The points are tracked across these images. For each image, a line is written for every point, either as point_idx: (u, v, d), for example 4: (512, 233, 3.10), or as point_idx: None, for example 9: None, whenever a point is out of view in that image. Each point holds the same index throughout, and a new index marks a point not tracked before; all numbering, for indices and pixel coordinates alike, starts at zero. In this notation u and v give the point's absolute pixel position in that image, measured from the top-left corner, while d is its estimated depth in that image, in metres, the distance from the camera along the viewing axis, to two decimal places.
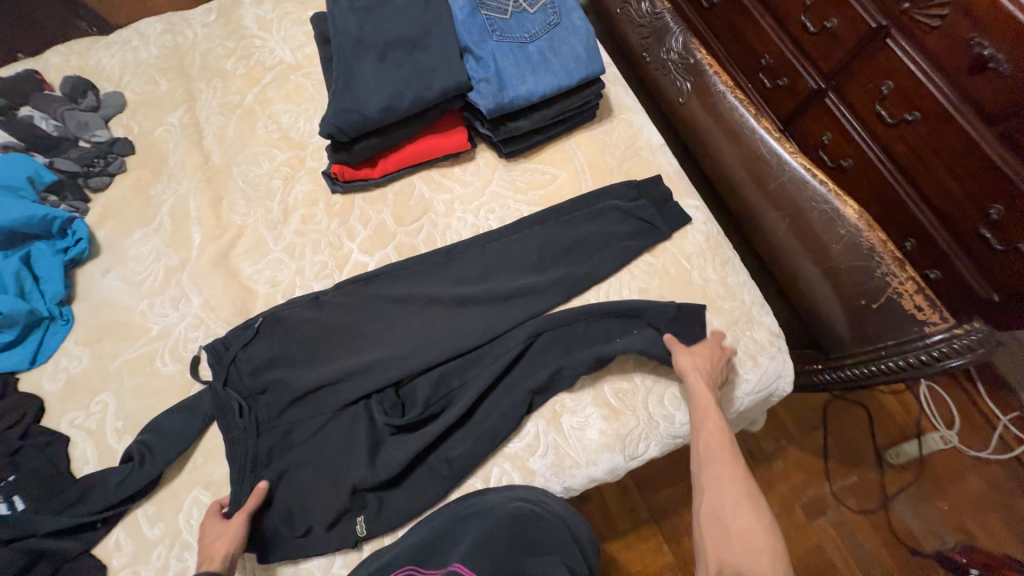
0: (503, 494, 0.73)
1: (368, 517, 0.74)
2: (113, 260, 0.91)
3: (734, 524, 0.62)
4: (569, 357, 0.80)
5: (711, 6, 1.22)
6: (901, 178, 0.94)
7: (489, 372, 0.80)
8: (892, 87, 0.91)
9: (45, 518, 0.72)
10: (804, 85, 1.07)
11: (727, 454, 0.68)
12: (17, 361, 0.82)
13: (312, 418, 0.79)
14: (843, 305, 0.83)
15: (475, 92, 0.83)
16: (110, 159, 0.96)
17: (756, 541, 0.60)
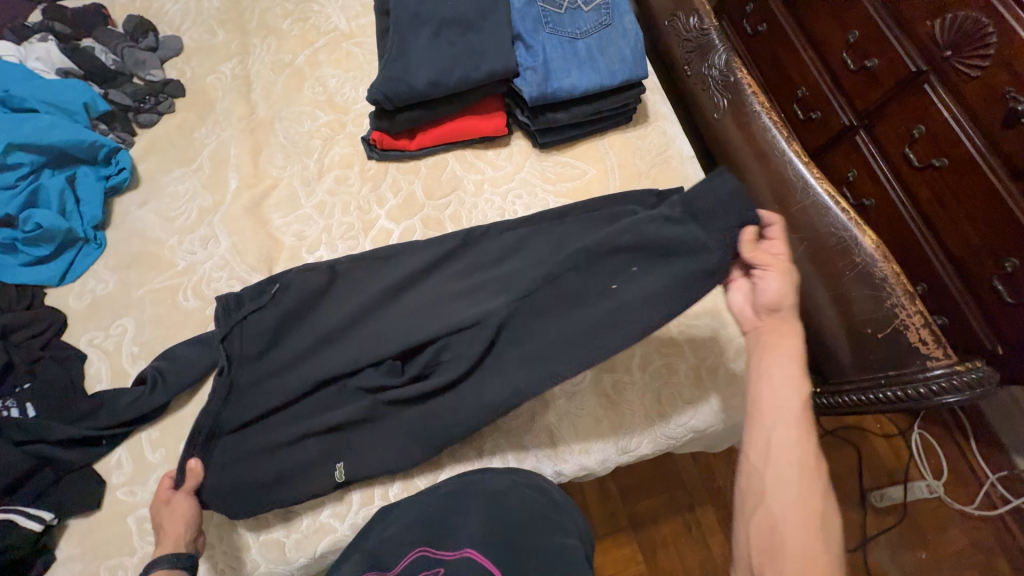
0: (508, 479, 0.72)
1: (347, 466, 0.76)
2: (150, 194, 0.94)
3: (792, 541, 0.53)
4: (580, 342, 0.72)
5: (756, 34, 1.25)
6: (921, 222, 0.96)
7: (489, 347, 0.76)
8: (924, 131, 0.92)
9: (56, 427, 0.75)
10: (836, 121, 1.09)
11: (802, 456, 0.58)
12: (49, 276, 0.86)
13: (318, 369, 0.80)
14: (849, 332, 0.84)
15: (520, 79, 0.86)
16: (161, 98, 1.00)
17: (817, 564, 0.52)
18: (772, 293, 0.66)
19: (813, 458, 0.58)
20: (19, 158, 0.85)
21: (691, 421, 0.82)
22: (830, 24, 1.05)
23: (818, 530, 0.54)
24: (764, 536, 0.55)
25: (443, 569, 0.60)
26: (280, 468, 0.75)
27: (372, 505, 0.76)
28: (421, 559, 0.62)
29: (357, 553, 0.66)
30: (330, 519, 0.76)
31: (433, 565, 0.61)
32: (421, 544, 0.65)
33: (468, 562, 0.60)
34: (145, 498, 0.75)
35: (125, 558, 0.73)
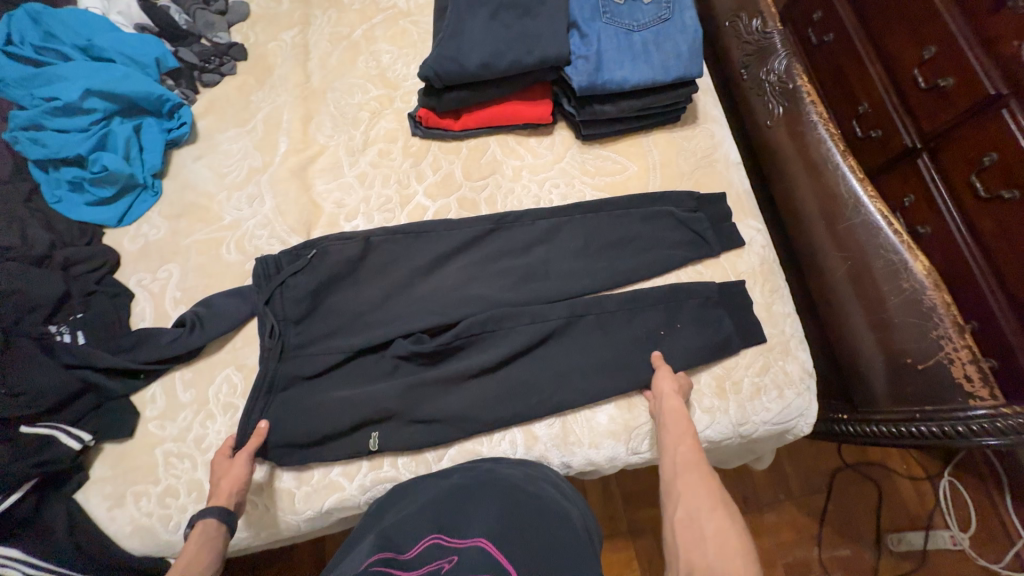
0: (517, 467, 0.74)
1: (381, 434, 0.78)
2: (205, 149, 0.98)
3: (708, 529, 0.58)
4: (628, 367, 0.81)
5: (822, 43, 1.19)
6: (980, 256, 0.90)
7: (529, 344, 0.82)
8: (996, 159, 0.86)
9: (102, 355, 0.80)
10: (898, 142, 1.03)
11: (700, 467, 0.65)
12: (108, 217, 0.91)
13: (345, 333, 0.83)
14: (886, 359, 0.81)
15: (571, 67, 0.85)
16: (225, 60, 1.04)
17: (728, 543, 0.55)
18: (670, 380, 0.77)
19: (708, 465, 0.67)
20: (93, 104, 0.89)
21: (706, 431, 0.79)
22: (904, 38, 1.00)
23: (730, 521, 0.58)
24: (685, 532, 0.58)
25: (457, 557, 0.56)
26: (296, 423, 0.77)
27: (380, 471, 0.78)
28: (433, 547, 0.58)
29: (372, 531, 0.66)
30: (340, 477, 0.78)
31: (445, 554, 0.57)
32: (433, 531, 0.61)
33: (481, 552, 0.56)
34: (172, 433, 0.80)
35: (150, 486, 0.78)
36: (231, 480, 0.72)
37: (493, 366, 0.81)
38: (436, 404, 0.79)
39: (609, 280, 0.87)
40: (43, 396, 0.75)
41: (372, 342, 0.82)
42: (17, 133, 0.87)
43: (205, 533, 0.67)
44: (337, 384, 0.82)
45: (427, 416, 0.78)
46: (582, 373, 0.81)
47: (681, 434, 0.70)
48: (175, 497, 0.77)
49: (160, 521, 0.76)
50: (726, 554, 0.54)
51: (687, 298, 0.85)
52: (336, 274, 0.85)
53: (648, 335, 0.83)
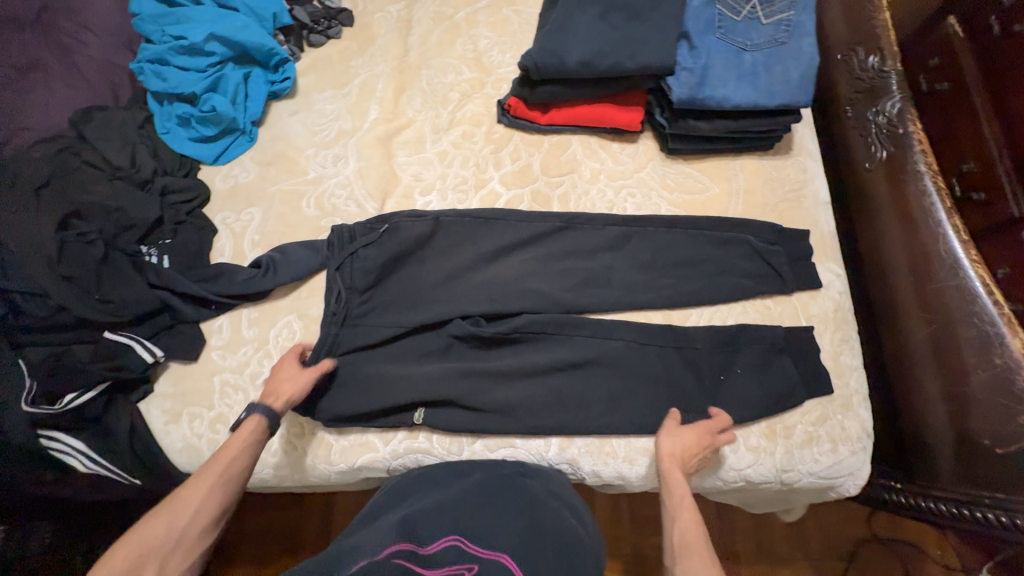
0: (547, 488, 0.72)
1: (425, 406, 0.80)
2: (302, 106, 1.03)
3: None
4: (681, 403, 0.80)
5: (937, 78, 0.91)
6: None
7: (581, 359, 0.82)
8: None
9: (183, 281, 0.85)
10: (1000, 208, 0.79)
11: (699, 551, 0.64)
12: (205, 155, 0.97)
13: (406, 306, 0.86)
14: (956, 435, 0.76)
15: (674, 77, 0.83)
16: (332, 23, 1.09)
17: None
18: (686, 442, 0.73)
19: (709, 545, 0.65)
20: (214, 48, 0.95)
21: (747, 469, 0.77)
22: None
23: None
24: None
25: (477, 567, 0.56)
26: (348, 379, 0.82)
27: (414, 441, 0.80)
28: (454, 550, 0.58)
29: (392, 513, 0.66)
30: (375, 439, 0.81)
31: (467, 561, 0.57)
32: (455, 531, 0.61)
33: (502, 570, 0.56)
34: (232, 365, 0.85)
35: (204, 410, 0.83)
36: (292, 390, 0.75)
37: (543, 364, 0.81)
38: (480, 387, 0.80)
39: (670, 300, 0.85)
40: (127, 308, 0.82)
41: (427, 318, 0.84)
42: (143, 65, 0.94)
43: (247, 437, 0.69)
44: (391, 351, 0.85)
45: (471, 398, 0.80)
46: (628, 392, 0.81)
47: (679, 501, 0.68)
48: (225, 424, 0.82)
49: (209, 444, 0.81)
50: None
51: (751, 330, 0.82)
52: (406, 246, 0.87)
53: (698, 362, 0.82)
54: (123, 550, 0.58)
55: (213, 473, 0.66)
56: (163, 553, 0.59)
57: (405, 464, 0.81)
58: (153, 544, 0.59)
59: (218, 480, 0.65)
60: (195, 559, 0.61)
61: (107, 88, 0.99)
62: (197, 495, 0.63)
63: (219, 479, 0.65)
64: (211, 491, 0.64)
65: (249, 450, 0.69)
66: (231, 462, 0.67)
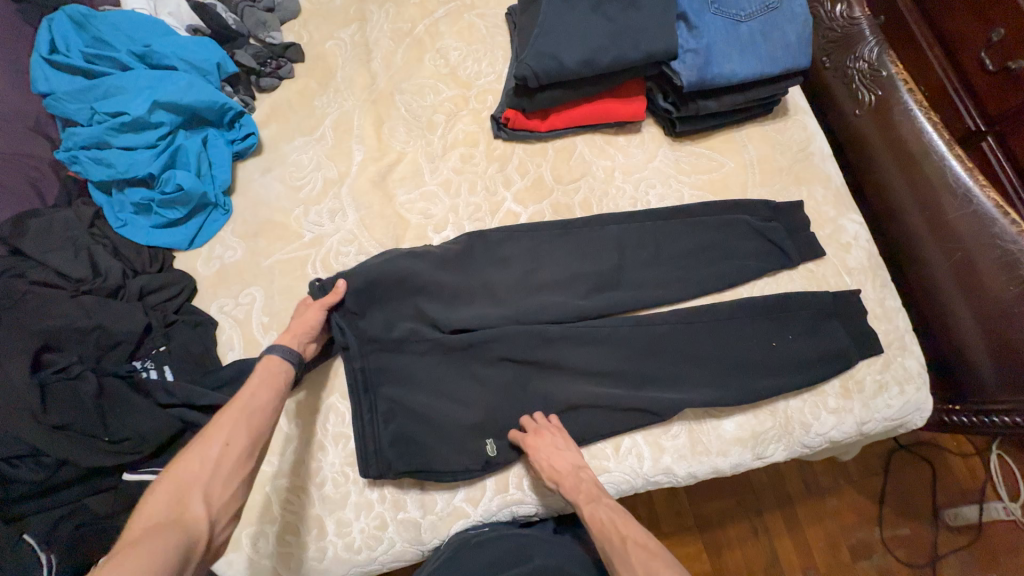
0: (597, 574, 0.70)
1: (498, 441, 0.76)
2: (274, 161, 0.92)
3: None
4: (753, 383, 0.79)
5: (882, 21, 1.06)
6: None
7: (647, 368, 0.79)
8: None
9: (200, 392, 0.73)
10: (958, 125, 0.96)
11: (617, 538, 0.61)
12: (178, 240, 0.84)
13: (426, 332, 0.78)
14: (997, 351, 0.81)
15: (678, 61, 0.82)
16: (281, 62, 0.97)
17: None
18: (544, 449, 0.71)
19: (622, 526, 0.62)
20: (161, 117, 0.81)
21: (831, 431, 0.79)
22: (967, 19, 0.91)
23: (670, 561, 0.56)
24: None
25: None
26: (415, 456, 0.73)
27: (506, 494, 0.76)
28: None
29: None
30: (464, 503, 0.75)
31: None
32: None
33: None
34: (282, 468, 0.74)
35: (265, 526, 0.72)
36: (298, 327, 0.71)
37: (616, 381, 0.79)
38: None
39: (717, 283, 0.84)
40: (144, 442, 0.70)
41: (461, 341, 0.78)
42: (76, 153, 0.79)
43: (267, 378, 0.63)
44: (439, 406, 0.77)
45: None
46: (699, 384, 0.78)
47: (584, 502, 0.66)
48: (296, 534, 0.72)
49: (281, 562, 0.71)
50: None
51: (803, 296, 0.83)
52: (419, 285, 0.80)
53: (762, 339, 0.81)
54: (154, 494, 0.49)
55: (236, 405, 0.58)
56: (202, 484, 0.51)
57: (500, 519, 0.77)
58: (187, 480, 0.50)
59: (243, 413, 0.58)
60: (238, 488, 0.53)
61: (28, 186, 0.81)
62: (223, 427, 0.55)
63: (247, 408, 0.58)
64: (240, 420, 0.57)
65: (274, 381, 0.64)
66: (255, 391, 0.61)
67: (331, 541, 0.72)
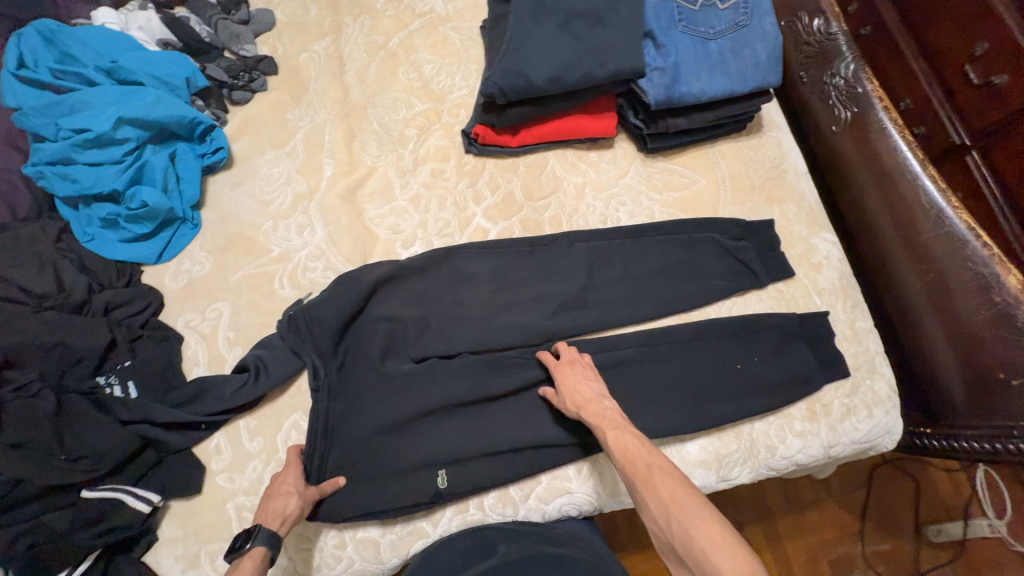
0: None
1: (451, 472, 0.76)
2: (244, 175, 0.92)
3: (698, 535, 0.53)
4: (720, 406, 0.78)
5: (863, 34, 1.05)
6: None
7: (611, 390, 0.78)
8: None
9: (162, 409, 0.74)
10: (942, 138, 0.95)
11: (639, 465, 0.62)
12: (146, 255, 0.84)
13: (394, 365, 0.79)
14: (972, 375, 0.79)
15: (645, 79, 0.81)
16: (254, 75, 0.97)
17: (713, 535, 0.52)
18: (571, 383, 0.73)
19: (645, 455, 0.63)
20: (127, 133, 0.81)
21: (796, 455, 0.78)
22: (950, 32, 0.89)
23: (680, 478, 0.59)
24: (653, 512, 0.58)
25: None
26: (368, 486, 0.74)
27: (466, 514, 0.76)
28: None
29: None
30: (424, 523, 0.75)
31: None
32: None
33: None
34: (243, 486, 0.75)
35: (225, 544, 0.73)
36: (292, 507, 0.67)
37: None
38: (518, 454, 0.77)
39: (685, 302, 0.83)
40: (103, 459, 0.70)
41: (428, 371, 0.79)
42: (42, 168, 0.79)
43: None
44: (401, 428, 0.77)
45: (516, 467, 0.76)
46: (663, 406, 0.77)
47: (607, 431, 0.67)
48: None
49: None
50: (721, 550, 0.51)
51: (770, 317, 0.82)
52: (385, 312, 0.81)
53: (728, 360, 0.80)
54: None
55: None
56: None
57: None
58: None
59: None
60: None
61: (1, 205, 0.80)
62: None
63: None
64: None
65: None
66: None
67: (289, 558, 0.73)
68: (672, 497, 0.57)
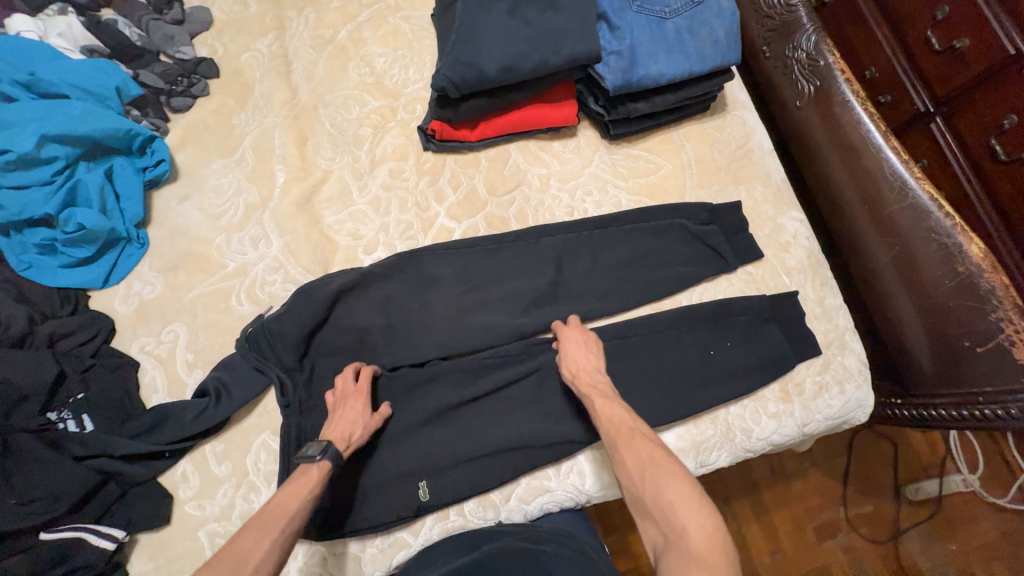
0: None
1: (430, 482, 0.74)
2: (191, 187, 0.87)
3: (669, 490, 0.54)
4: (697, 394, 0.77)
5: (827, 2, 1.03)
6: (1002, 228, 0.84)
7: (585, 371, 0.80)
8: (1017, 121, 0.79)
9: (119, 441, 0.71)
10: (908, 106, 0.94)
11: (621, 427, 0.63)
12: (90, 279, 0.80)
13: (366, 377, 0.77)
14: (940, 344, 0.80)
15: (602, 64, 0.78)
16: (193, 79, 0.91)
17: (684, 491, 0.53)
18: (572, 351, 0.74)
19: (630, 420, 0.64)
20: (53, 151, 0.76)
21: (772, 436, 0.78)
22: None
23: (658, 441, 0.60)
24: (629, 470, 0.59)
25: None
26: (341, 504, 0.73)
27: (448, 521, 0.74)
28: None
29: None
30: (405, 534, 0.73)
31: None
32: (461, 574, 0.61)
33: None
34: (214, 512, 0.73)
35: None
36: (353, 432, 0.69)
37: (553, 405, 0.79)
38: (498, 458, 0.76)
39: (655, 292, 0.82)
40: (58, 499, 0.67)
41: (402, 379, 0.78)
42: None
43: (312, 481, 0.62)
44: (378, 442, 0.76)
45: (495, 472, 0.75)
46: (639, 398, 0.76)
47: (596, 398, 0.68)
48: None
49: None
50: (689, 503, 0.52)
51: (740, 300, 0.81)
52: (351, 323, 0.78)
53: (701, 348, 0.80)
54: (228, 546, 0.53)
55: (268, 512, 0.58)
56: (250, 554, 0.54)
57: None
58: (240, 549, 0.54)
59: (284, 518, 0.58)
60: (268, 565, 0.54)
61: None
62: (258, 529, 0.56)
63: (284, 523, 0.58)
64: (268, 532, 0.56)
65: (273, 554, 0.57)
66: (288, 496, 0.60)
67: None
68: (650, 457, 0.58)
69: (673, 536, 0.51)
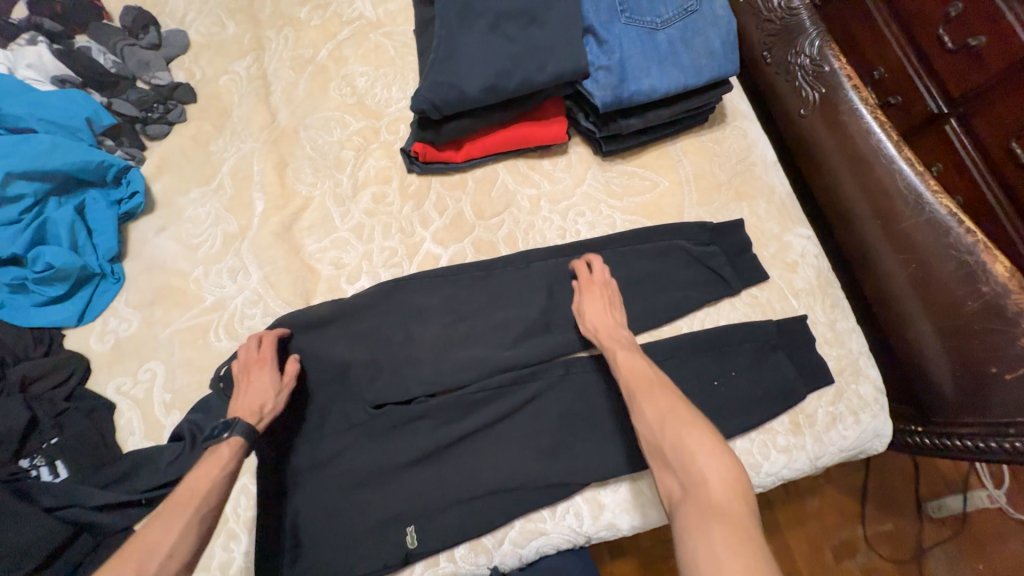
0: None
1: (418, 528, 0.70)
2: (169, 218, 0.84)
3: (690, 441, 0.50)
4: None
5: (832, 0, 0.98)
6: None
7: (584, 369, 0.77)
8: None
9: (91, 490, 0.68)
10: (920, 108, 0.88)
11: (641, 379, 0.60)
12: (64, 318, 0.77)
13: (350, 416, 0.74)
14: (962, 369, 0.74)
15: (591, 80, 0.74)
16: (169, 105, 0.88)
17: (705, 441, 0.50)
18: (592, 304, 0.71)
19: (651, 372, 0.61)
20: (20, 188, 0.74)
21: (783, 471, 0.73)
22: None
23: (680, 394, 0.56)
24: (647, 418, 0.55)
25: None
26: (323, 554, 0.68)
27: (437, 568, 0.69)
28: None
29: None
30: None
31: None
32: None
33: None
34: None
35: None
36: (263, 400, 0.65)
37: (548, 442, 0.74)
38: (489, 501, 0.71)
39: (654, 318, 0.77)
40: (27, 554, 0.63)
41: (387, 417, 0.74)
42: None
43: (224, 457, 0.58)
44: (361, 486, 0.72)
45: (485, 517, 0.70)
46: None
47: (615, 349, 0.65)
48: None
49: None
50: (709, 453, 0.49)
51: (744, 326, 0.76)
52: (331, 359, 0.75)
53: (703, 377, 0.75)
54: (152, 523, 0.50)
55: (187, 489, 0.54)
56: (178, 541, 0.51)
57: None
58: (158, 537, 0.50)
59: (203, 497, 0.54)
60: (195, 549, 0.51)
61: None
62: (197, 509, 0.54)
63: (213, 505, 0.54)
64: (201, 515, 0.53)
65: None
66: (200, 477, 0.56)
67: None
68: (670, 406, 0.54)
69: (691, 486, 0.48)
